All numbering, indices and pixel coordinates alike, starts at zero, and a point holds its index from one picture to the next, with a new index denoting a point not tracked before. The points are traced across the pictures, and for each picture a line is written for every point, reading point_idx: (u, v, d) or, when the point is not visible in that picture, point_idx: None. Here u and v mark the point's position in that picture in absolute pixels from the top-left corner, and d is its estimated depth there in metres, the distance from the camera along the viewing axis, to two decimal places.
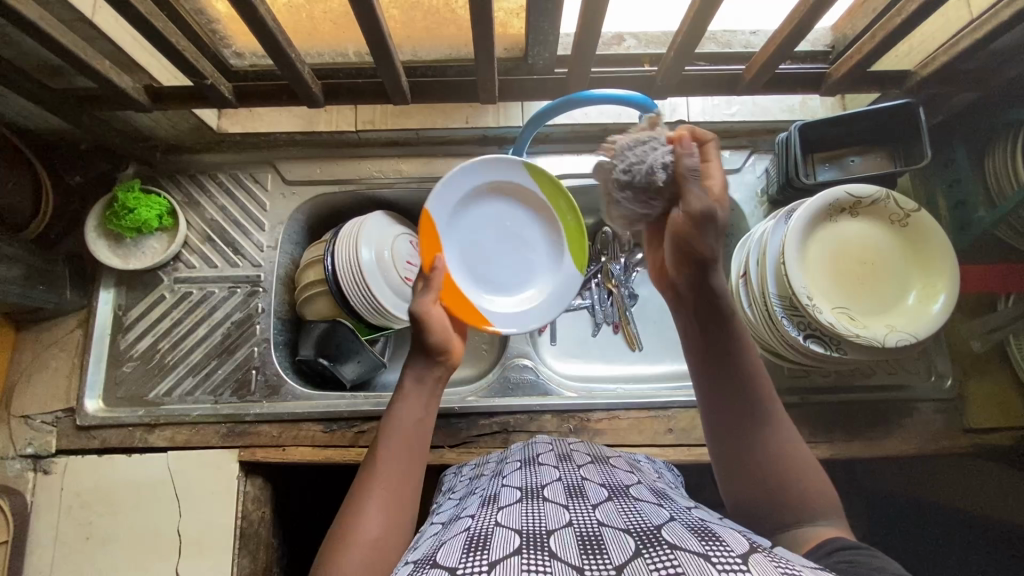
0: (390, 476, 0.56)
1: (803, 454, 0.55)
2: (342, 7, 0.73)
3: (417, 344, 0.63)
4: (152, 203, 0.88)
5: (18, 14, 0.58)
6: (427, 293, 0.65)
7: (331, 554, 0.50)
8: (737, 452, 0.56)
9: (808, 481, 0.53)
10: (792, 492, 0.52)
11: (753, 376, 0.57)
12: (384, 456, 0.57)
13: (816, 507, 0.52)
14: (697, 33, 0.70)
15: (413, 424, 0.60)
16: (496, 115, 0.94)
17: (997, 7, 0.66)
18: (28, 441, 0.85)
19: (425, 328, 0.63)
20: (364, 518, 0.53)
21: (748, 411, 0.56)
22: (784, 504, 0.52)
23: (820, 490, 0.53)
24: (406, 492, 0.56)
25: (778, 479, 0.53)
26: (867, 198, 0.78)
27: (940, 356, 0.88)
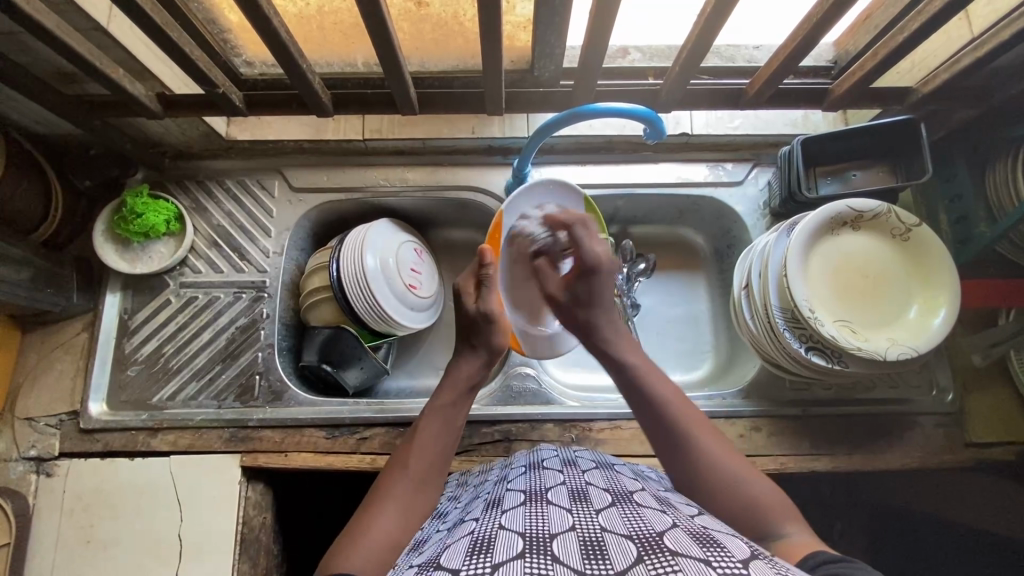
0: (411, 482, 0.58)
1: (744, 462, 0.56)
2: (353, 19, 0.74)
3: (481, 342, 0.70)
4: (160, 208, 0.89)
5: (37, 23, 0.59)
6: (492, 293, 0.70)
7: (345, 546, 0.51)
8: (680, 475, 0.57)
9: (752, 488, 0.53)
10: (733, 498, 0.53)
11: (669, 398, 0.61)
12: (410, 464, 0.60)
13: (771, 515, 0.51)
14: (701, 50, 0.71)
15: (441, 439, 0.63)
16: (501, 126, 0.95)
17: (998, 26, 0.67)
18: (32, 443, 0.85)
19: (490, 329, 0.69)
20: (384, 513, 0.54)
21: (670, 433, 0.59)
22: (744, 516, 0.52)
23: (765, 495, 0.53)
24: (423, 503, 0.58)
25: (722, 492, 0.54)
26: (869, 213, 0.78)
27: (942, 370, 0.88)
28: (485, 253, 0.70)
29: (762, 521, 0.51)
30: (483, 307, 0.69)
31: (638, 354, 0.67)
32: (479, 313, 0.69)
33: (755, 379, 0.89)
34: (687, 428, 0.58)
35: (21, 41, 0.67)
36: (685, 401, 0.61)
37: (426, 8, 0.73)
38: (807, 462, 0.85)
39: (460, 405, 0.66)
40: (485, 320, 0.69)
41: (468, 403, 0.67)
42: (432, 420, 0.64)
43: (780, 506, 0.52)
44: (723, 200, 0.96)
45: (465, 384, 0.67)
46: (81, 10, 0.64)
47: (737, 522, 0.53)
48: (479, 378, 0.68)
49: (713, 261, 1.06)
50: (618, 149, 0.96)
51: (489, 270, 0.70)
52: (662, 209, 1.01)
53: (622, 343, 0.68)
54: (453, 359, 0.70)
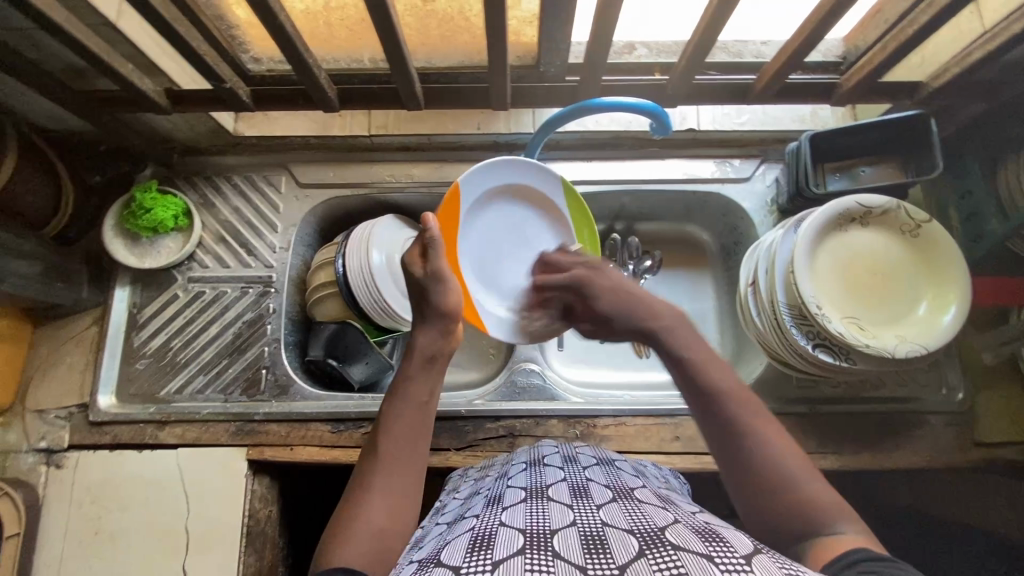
0: (390, 469, 0.56)
1: (800, 457, 0.52)
2: (359, 15, 0.74)
3: (429, 307, 0.65)
4: (169, 203, 0.89)
5: (47, 18, 0.59)
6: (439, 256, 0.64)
7: (330, 546, 0.50)
8: (730, 473, 0.53)
9: (805, 488, 0.50)
10: (790, 501, 0.49)
11: (723, 391, 0.55)
12: (387, 451, 0.57)
13: (826, 519, 0.48)
14: (707, 44, 0.70)
15: (413, 420, 0.59)
16: (507, 122, 0.95)
17: (1010, 18, 0.66)
18: (42, 434, 0.87)
19: (439, 290, 0.64)
20: (368, 507, 0.53)
21: (725, 429, 0.53)
22: (797, 520, 0.49)
23: (822, 497, 0.49)
24: (406, 485, 0.56)
25: (777, 496, 0.50)
26: (878, 208, 0.78)
27: (952, 368, 0.87)
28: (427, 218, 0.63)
29: (816, 523, 0.48)
30: (431, 269, 0.64)
31: (696, 341, 0.59)
32: (428, 275, 0.64)
33: (762, 377, 0.88)
34: (745, 423, 0.53)
35: (32, 37, 0.68)
36: (744, 394, 0.55)
37: (432, 3, 0.73)
38: (814, 460, 0.84)
39: (428, 383, 0.62)
40: (438, 281, 0.64)
41: (434, 376, 0.63)
42: (398, 403, 0.60)
43: (837, 508, 0.49)
44: (729, 196, 0.95)
45: (424, 357, 0.63)
46: (91, 5, 0.65)
47: (791, 527, 0.49)
48: (438, 350, 0.64)
49: (719, 257, 1.05)
50: (623, 145, 0.96)
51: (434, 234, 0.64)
52: (668, 205, 1.01)
53: (675, 329, 0.60)
54: (411, 330, 0.65)
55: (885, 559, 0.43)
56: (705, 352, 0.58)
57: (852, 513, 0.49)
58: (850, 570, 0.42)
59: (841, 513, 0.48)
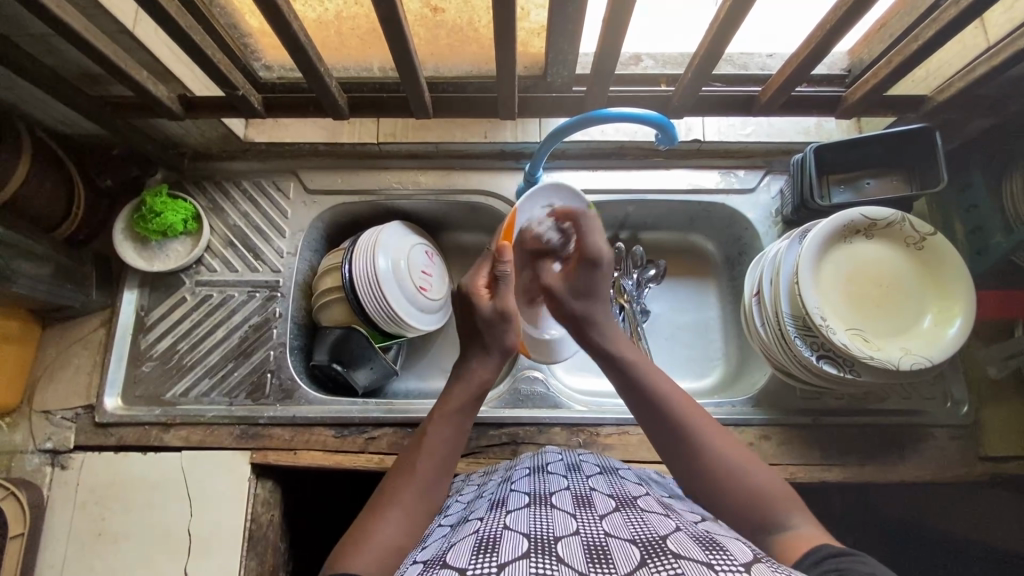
0: (420, 487, 0.57)
1: (745, 453, 0.55)
2: (370, 24, 0.75)
3: (493, 343, 0.65)
4: (178, 207, 0.90)
5: (67, 26, 0.61)
6: (508, 291, 0.65)
7: (351, 547, 0.50)
8: (679, 464, 0.57)
9: (750, 479, 0.53)
10: (736, 486, 0.53)
11: (661, 388, 0.61)
12: (420, 468, 0.58)
13: (772, 502, 0.51)
14: (714, 56, 0.71)
15: (449, 443, 0.60)
16: (514, 131, 0.96)
17: (1015, 34, 0.67)
18: (48, 435, 0.87)
19: (503, 329, 0.65)
20: (390, 518, 0.53)
21: (669, 432, 0.58)
22: (746, 505, 0.52)
23: (768, 484, 0.53)
24: (431, 507, 0.56)
25: (721, 482, 0.54)
26: (883, 221, 0.78)
27: (957, 382, 0.86)
28: (502, 249, 0.64)
29: (762, 512, 0.51)
30: (499, 305, 0.64)
31: (635, 354, 0.65)
32: (495, 312, 0.64)
33: (766, 388, 0.88)
34: (684, 419, 0.58)
35: (50, 43, 0.69)
36: (683, 394, 0.61)
37: (441, 14, 0.74)
38: (817, 472, 0.84)
39: (470, 413, 0.63)
40: (502, 321, 0.65)
41: (477, 408, 0.64)
42: (439, 425, 0.61)
43: (785, 497, 0.52)
44: (734, 207, 0.96)
45: (475, 390, 0.64)
46: (109, 14, 0.66)
47: (739, 511, 0.52)
48: (488, 382, 0.65)
49: (724, 267, 1.06)
50: (629, 156, 0.97)
51: (506, 268, 0.65)
52: (672, 215, 1.02)
53: (616, 338, 0.67)
54: (461, 359, 0.66)
55: (852, 553, 0.42)
56: (642, 361, 0.64)
57: (801, 503, 0.52)
58: (818, 568, 0.42)
59: (794, 504, 0.51)
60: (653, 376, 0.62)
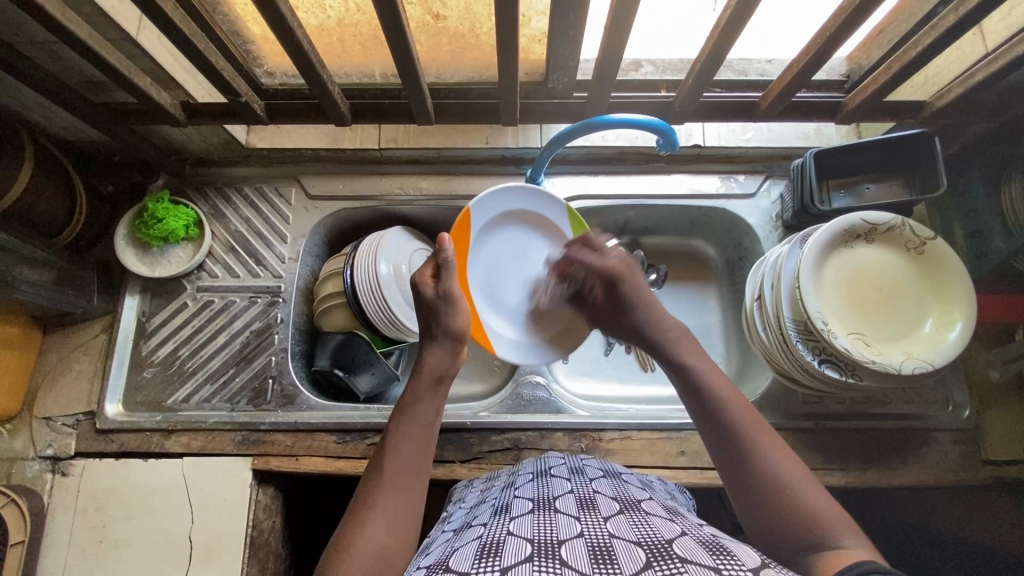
0: (392, 485, 0.56)
1: (802, 470, 0.52)
2: (373, 31, 0.76)
3: (440, 329, 0.68)
4: (180, 214, 0.90)
5: (72, 34, 0.61)
6: (450, 276, 0.69)
7: (333, 560, 0.49)
8: (725, 473, 0.55)
9: (805, 498, 0.50)
10: (785, 505, 0.50)
11: (721, 397, 0.58)
12: (387, 470, 0.57)
13: (823, 525, 0.48)
14: (714, 63, 0.72)
15: (417, 439, 0.60)
16: (515, 137, 0.97)
17: (1013, 41, 0.67)
18: (48, 442, 0.87)
19: (451, 309, 0.68)
20: (368, 524, 0.52)
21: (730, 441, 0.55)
22: (796, 527, 0.49)
23: (821, 507, 0.49)
24: (408, 504, 0.55)
25: (772, 501, 0.50)
26: (883, 225, 0.78)
27: (958, 385, 0.87)
28: (441, 240, 0.69)
29: (820, 532, 0.47)
30: (444, 287, 0.69)
31: (705, 360, 0.63)
32: (439, 295, 0.68)
33: (767, 392, 0.88)
34: (739, 431, 0.55)
35: (54, 50, 0.70)
36: (743, 402, 0.58)
37: (443, 21, 0.75)
38: (820, 476, 0.84)
39: (431, 403, 0.63)
40: (449, 301, 0.68)
41: (439, 396, 0.64)
42: (400, 424, 0.61)
43: (837, 519, 0.48)
44: (734, 211, 0.96)
45: (432, 377, 0.65)
46: (113, 21, 0.66)
47: (790, 532, 0.49)
48: (446, 371, 0.66)
49: (725, 272, 1.06)
50: (630, 160, 0.97)
51: (448, 256, 0.69)
52: (673, 220, 1.02)
53: (683, 345, 0.66)
54: (422, 351, 0.68)
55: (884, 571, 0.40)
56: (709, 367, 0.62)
57: (855, 526, 0.48)
58: None
59: (846, 526, 0.48)
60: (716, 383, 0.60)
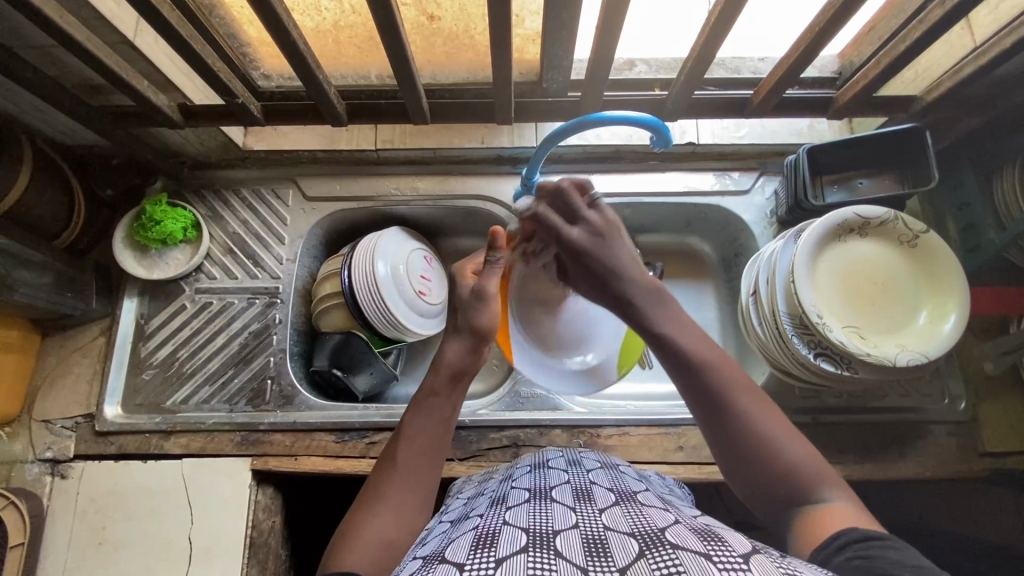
0: (402, 479, 0.56)
1: (785, 425, 0.52)
2: (368, 32, 0.76)
3: (465, 323, 0.65)
4: (178, 215, 0.91)
5: (69, 37, 0.61)
6: (490, 274, 0.66)
7: (338, 547, 0.50)
8: (713, 437, 0.53)
9: (787, 452, 0.50)
10: (771, 463, 0.50)
11: (699, 359, 0.54)
12: (399, 462, 0.57)
13: (806, 479, 0.48)
14: (705, 60, 0.73)
15: (430, 433, 0.59)
16: (511, 136, 0.97)
17: (999, 35, 0.68)
18: (48, 445, 0.87)
19: (478, 310, 0.65)
20: (375, 514, 0.53)
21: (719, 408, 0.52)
22: (780, 483, 0.49)
23: (805, 461, 0.49)
24: (416, 501, 0.55)
25: (756, 459, 0.50)
26: (876, 219, 0.79)
27: (954, 378, 0.87)
28: (495, 236, 0.65)
29: (800, 486, 0.48)
30: (480, 285, 0.65)
31: (672, 309, 0.58)
32: (473, 293, 0.66)
33: (764, 387, 0.88)
34: (722, 394, 0.53)
35: (51, 53, 0.70)
36: (722, 358, 0.55)
37: (437, 22, 0.76)
38: None
39: (448, 396, 0.62)
40: (480, 301, 0.65)
41: (457, 391, 0.63)
42: (416, 417, 0.60)
43: (820, 470, 0.49)
44: (729, 208, 0.97)
45: (450, 372, 0.63)
46: (110, 24, 0.67)
47: (775, 487, 0.49)
48: (465, 367, 0.63)
49: (721, 269, 1.06)
50: (624, 159, 0.98)
51: (493, 254, 0.66)
52: (669, 218, 1.03)
53: (652, 296, 0.60)
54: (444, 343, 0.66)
55: (879, 538, 0.42)
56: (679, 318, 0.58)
57: (833, 475, 0.49)
58: (842, 553, 0.42)
59: (828, 478, 0.49)
60: (690, 343, 0.55)
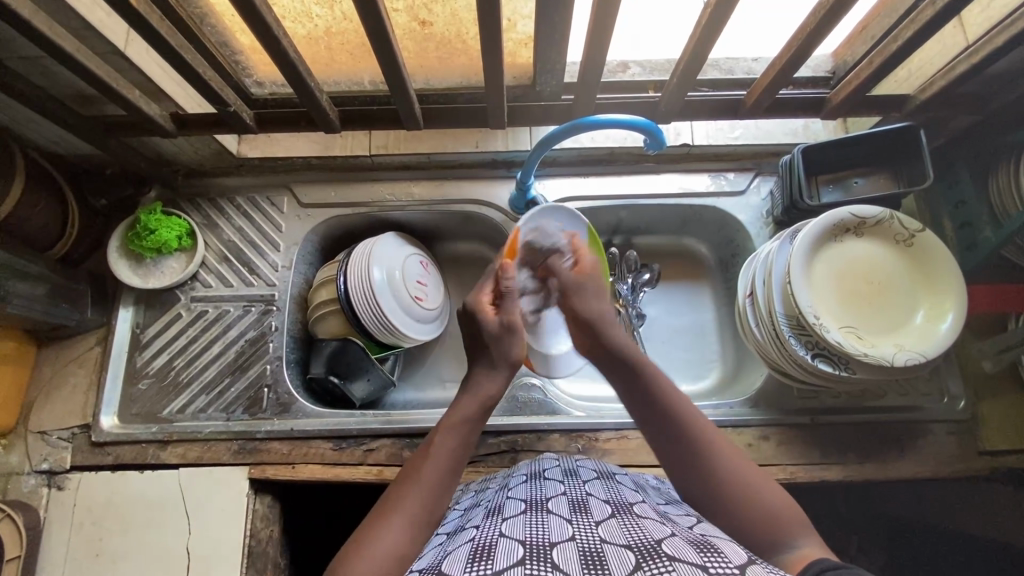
0: (426, 493, 0.53)
1: (760, 474, 0.53)
2: (360, 39, 0.76)
3: (497, 356, 0.65)
4: (173, 224, 0.91)
5: (58, 48, 0.61)
6: (512, 305, 0.66)
7: (353, 555, 0.48)
8: (687, 477, 0.54)
9: (764, 499, 0.51)
10: (745, 507, 0.51)
11: (677, 401, 0.57)
12: (425, 475, 0.54)
13: (783, 526, 0.49)
14: (697, 62, 0.73)
15: (457, 450, 0.57)
16: (505, 140, 0.97)
17: (991, 33, 0.68)
18: (44, 456, 0.87)
19: (509, 341, 0.65)
20: (394, 525, 0.50)
21: (684, 447, 0.55)
22: (755, 528, 0.50)
23: (781, 508, 0.51)
24: (433, 516, 0.53)
25: (730, 502, 0.51)
26: (872, 219, 0.79)
27: (952, 377, 0.87)
28: (504, 265, 0.68)
29: (774, 535, 0.49)
30: (506, 318, 0.65)
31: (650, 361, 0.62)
32: (502, 326, 0.65)
33: (763, 388, 0.88)
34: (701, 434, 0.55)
35: (42, 64, 0.70)
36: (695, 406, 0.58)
37: (429, 27, 0.75)
38: (817, 471, 0.84)
39: (475, 420, 0.60)
40: (508, 333, 0.65)
41: (483, 418, 0.61)
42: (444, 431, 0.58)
43: (794, 518, 0.50)
44: (725, 209, 0.97)
45: (479, 401, 0.61)
46: (100, 34, 0.67)
47: (750, 534, 0.50)
48: (496, 394, 0.63)
49: (718, 270, 1.06)
50: (619, 161, 0.98)
51: (511, 282, 0.68)
52: (665, 219, 1.02)
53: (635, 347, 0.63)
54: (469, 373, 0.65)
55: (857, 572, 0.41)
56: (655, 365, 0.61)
57: (808, 526, 0.50)
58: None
59: (804, 529, 0.49)
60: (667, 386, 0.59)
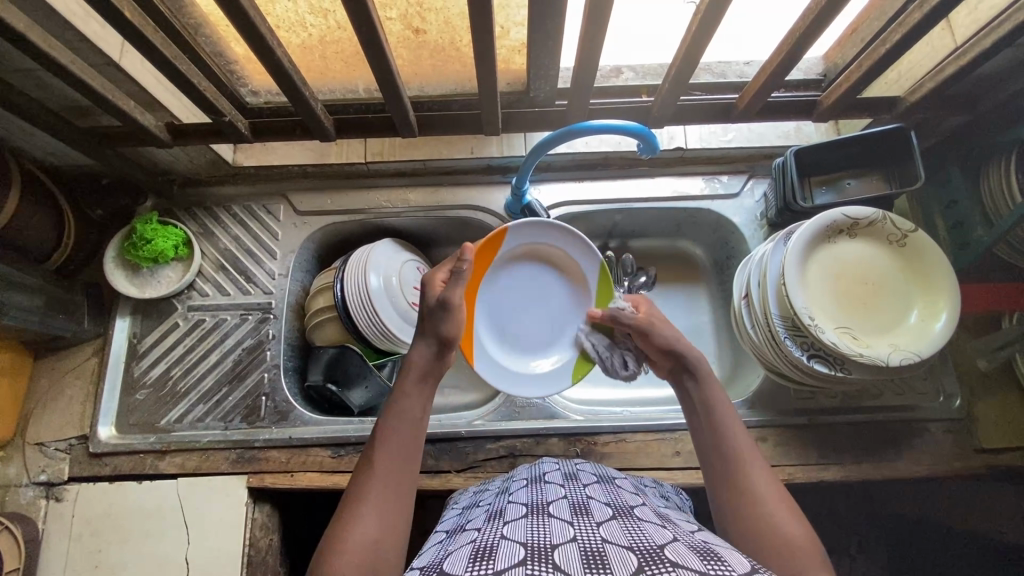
0: (383, 481, 0.54)
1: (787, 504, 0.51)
2: (354, 48, 0.77)
3: (430, 330, 0.66)
4: (169, 234, 0.91)
5: (53, 60, 0.61)
6: (458, 286, 0.65)
7: (324, 556, 0.49)
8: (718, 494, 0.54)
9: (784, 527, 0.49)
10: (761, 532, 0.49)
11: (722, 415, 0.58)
12: (378, 466, 0.55)
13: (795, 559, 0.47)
14: (689, 66, 0.73)
15: (408, 433, 0.57)
16: (500, 146, 0.98)
17: (979, 35, 0.69)
18: (42, 468, 0.86)
19: (444, 317, 0.65)
20: (360, 517, 0.51)
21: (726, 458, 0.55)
22: (768, 556, 0.48)
23: (797, 538, 0.49)
24: (399, 500, 0.54)
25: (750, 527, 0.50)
26: (865, 220, 0.79)
27: (948, 375, 0.87)
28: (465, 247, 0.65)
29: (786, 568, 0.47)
30: (444, 296, 0.66)
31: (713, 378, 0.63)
32: (438, 301, 0.66)
33: (759, 389, 0.89)
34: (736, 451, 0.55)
35: (38, 77, 0.70)
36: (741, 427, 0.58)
37: (423, 35, 0.76)
38: (815, 471, 0.84)
39: (420, 397, 0.61)
40: (445, 310, 0.65)
41: (426, 392, 0.62)
42: (388, 418, 0.59)
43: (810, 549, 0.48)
44: (719, 212, 0.97)
45: (419, 375, 0.62)
46: (95, 46, 0.67)
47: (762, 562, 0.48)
48: (434, 370, 0.64)
49: (713, 272, 1.07)
50: (613, 166, 0.98)
51: (464, 267, 0.65)
52: (661, 222, 1.03)
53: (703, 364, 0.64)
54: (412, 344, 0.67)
55: None
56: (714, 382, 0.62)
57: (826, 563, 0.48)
58: None
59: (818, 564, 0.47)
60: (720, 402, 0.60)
